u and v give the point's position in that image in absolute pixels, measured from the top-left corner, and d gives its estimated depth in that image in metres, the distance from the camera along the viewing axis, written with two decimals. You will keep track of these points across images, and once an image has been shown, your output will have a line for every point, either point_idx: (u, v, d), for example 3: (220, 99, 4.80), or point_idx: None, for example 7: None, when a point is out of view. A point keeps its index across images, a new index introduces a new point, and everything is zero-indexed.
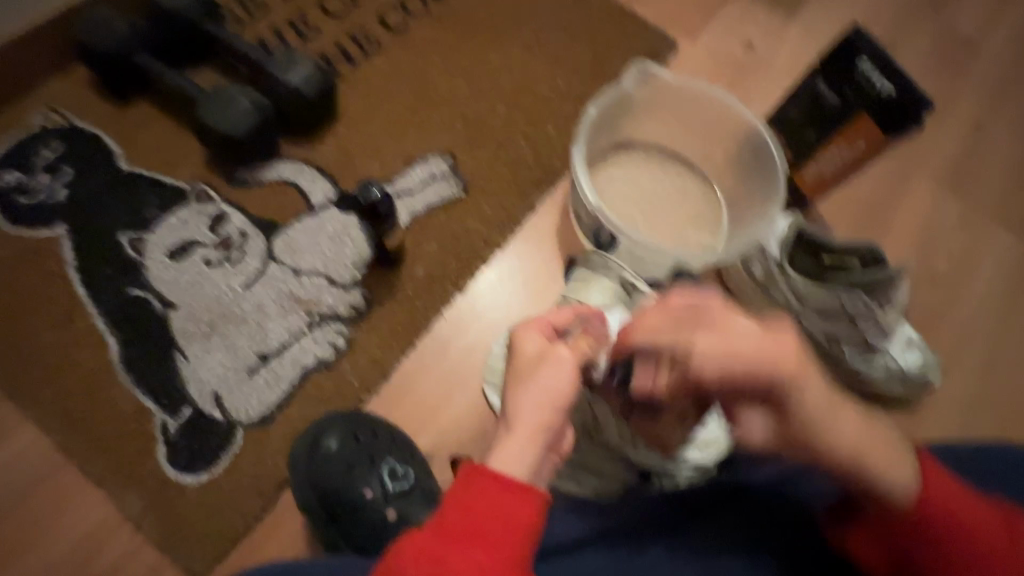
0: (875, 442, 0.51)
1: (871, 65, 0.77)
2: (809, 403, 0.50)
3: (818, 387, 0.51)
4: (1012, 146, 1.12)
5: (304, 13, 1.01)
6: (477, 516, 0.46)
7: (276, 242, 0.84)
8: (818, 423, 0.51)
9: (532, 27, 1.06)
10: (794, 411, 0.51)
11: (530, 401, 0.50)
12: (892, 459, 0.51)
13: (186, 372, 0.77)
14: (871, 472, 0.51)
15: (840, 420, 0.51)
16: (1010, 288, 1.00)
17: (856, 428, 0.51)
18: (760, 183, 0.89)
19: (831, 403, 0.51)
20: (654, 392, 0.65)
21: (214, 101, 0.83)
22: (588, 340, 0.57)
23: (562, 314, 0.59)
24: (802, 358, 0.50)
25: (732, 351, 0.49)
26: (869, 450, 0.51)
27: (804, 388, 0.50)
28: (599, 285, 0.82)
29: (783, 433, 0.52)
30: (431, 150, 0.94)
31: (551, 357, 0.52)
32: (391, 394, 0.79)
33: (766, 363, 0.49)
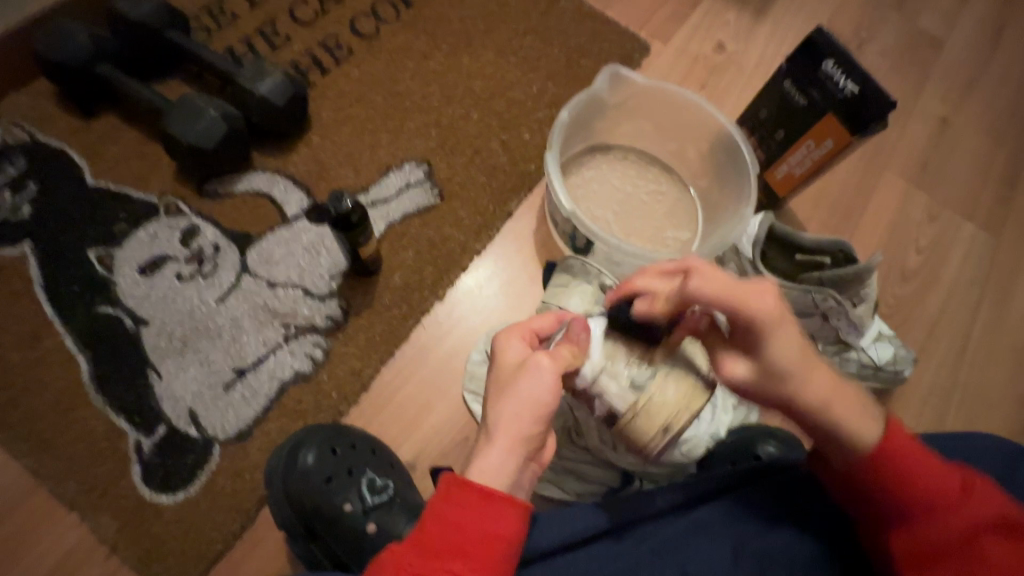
0: (851, 397, 0.53)
1: (834, 66, 0.78)
2: (786, 351, 0.51)
3: (794, 339, 0.52)
4: (976, 140, 1.15)
5: (274, 23, 1.00)
6: (455, 529, 0.46)
7: (250, 254, 0.83)
8: (793, 364, 0.51)
9: (505, 32, 1.06)
10: (770, 354, 0.51)
11: (509, 409, 0.50)
12: (862, 414, 0.53)
13: (160, 390, 0.75)
14: (841, 422, 0.52)
15: (815, 372, 0.52)
16: (977, 279, 1.03)
17: (832, 383, 0.53)
18: (733, 183, 0.90)
19: (803, 355, 0.52)
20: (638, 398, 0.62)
21: (181, 112, 0.81)
22: (573, 349, 0.58)
23: (547, 320, 0.59)
24: (783, 310, 0.52)
25: (732, 287, 0.51)
26: (841, 402, 0.52)
27: (777, 333, 0.51)
28: (579, 291, 0.81)
29: (760, 377, 0.52)
30: (406, 157, 0.93)
31: (533, 366, 0.51)
32: (371, 404, 0.78)
33: (749, 300, 0.50)
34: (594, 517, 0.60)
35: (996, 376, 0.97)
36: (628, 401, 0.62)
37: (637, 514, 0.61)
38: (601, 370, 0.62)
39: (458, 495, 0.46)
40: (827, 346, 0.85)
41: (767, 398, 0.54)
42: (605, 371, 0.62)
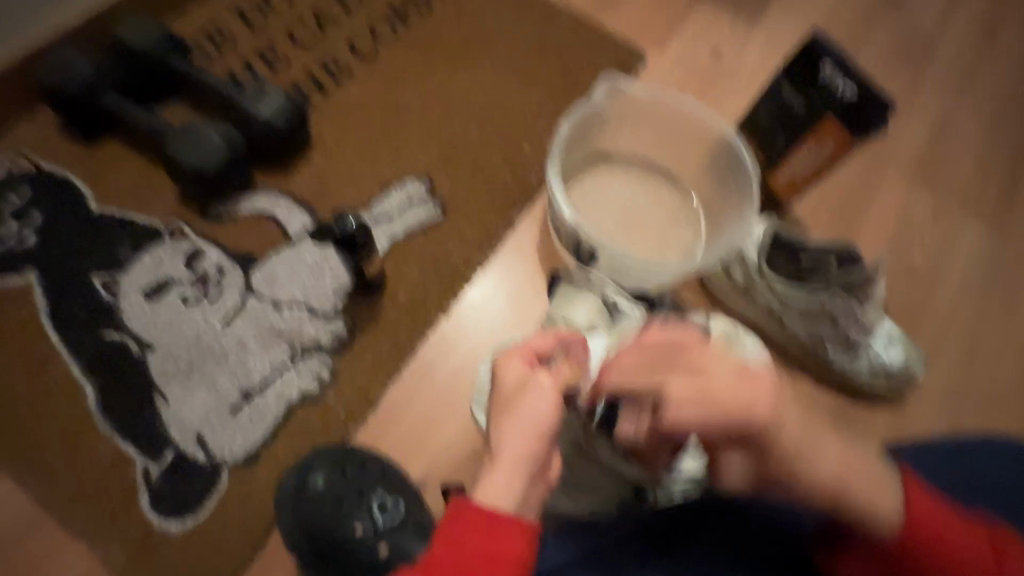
0: (860, 474, 0.51)
1: (834, 70, 0.78)
2: (790, 447, 0.49)
3: (796, 431, 0.49)
4: (977, 137, 1.15)
5: (274, 45, 1.02)
6: (467, 556, 0.44)
7: (254, 275, 0.83)
8: (801, 463, 0.50)
9: (502, 47, 1.07)
10: (772, 466, 0.51)
11: (511, 431, 0.50)
12: (876, 484, 0.51)
13: (167, 415, 0.75)
14: (854, 505, 0.50)
15: (825, 458, 0.50)
16: (985, 276, 1.03)
17: (840, 461, 0.51)
18: (735, 188, 0.90)
19: (809, 438, 0.50)
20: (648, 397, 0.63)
21: (184, 139, 0.82)
22: (573, 367, 0.57)
23: (545, 340, 0.57)
24: (779, 407, 0.49)
25: (718, 383, 0.48)
26: (854, 476, 0.50)
27: (780, 436, 0.49)
28: (584, 303, 0.84)
29: (759, 483, 0.55)
30: (408, 173, 0.94)
31: (533, 385, 0.52)
32: (380, 422, 0.77)
33: (736, 402, 0.48)
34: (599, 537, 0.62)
35: (1010, 375, 0.95)
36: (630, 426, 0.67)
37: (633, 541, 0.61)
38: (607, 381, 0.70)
39: (471, 516, 0.46)
40: (838, 350, 0.83)
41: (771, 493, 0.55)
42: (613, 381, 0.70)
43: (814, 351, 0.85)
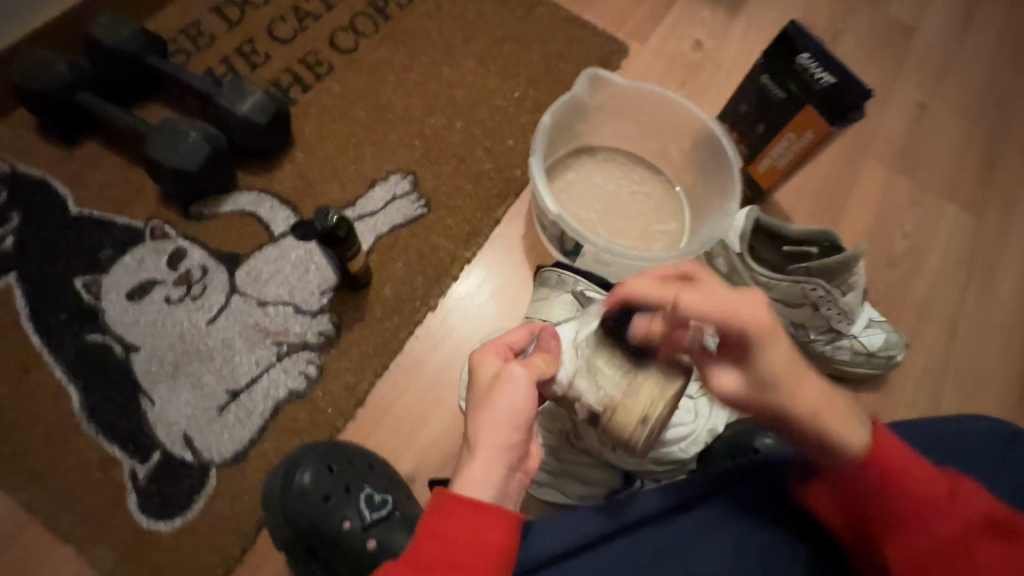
0: (830, 404, 0.54)
1: (810, 59, 0.78)
2: (774, 363, 0.52)
3: (784, 348, 0.53)
4: (954, 124, 1.17)
5: (253, 42, 1.01)
6: (449, 544, 0.45)
7: (238, 273, 0.83)
8: (778, 376, 0.52)
9: (484, 41, 1.07)
10: (763, 367, 0.52)
11: (488, 421, 0.50)
12: (842, 416, 0.53)
13: (154, 415, 0.74)
14: (828, 428, 0.53)
15: (799, 383, 0.53)
16: (963, 260, 1.04)
17: (818, 396, 0.53)
18: (717, 178, 0.91)
19: (791, 363, 0.53)
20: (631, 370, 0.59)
21: (162, 136, 0.81)
22: (546, 358, 0.57)
23: (518, 334, 0.60)
24: (774, 320, 0.52)
25: (723, 302, 0.51)
26: (830, 411, 0.53)
27: (771, 341, 0.52)
28: (560, 301, 0.81)
29: (753, 391, 0.53)
30: (391, 169, 0.94)
31: (506, 375, 0.52)
32: (368, 417, 0.78)
33: (743, 315, 0.51)
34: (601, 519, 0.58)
35: (987, 356, 0.97)
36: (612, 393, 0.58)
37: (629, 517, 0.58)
38: (577, 371, 0.60)
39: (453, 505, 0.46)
40: (820, 336, 0.85)
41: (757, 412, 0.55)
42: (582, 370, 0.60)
43: (797, 338, 0.86)
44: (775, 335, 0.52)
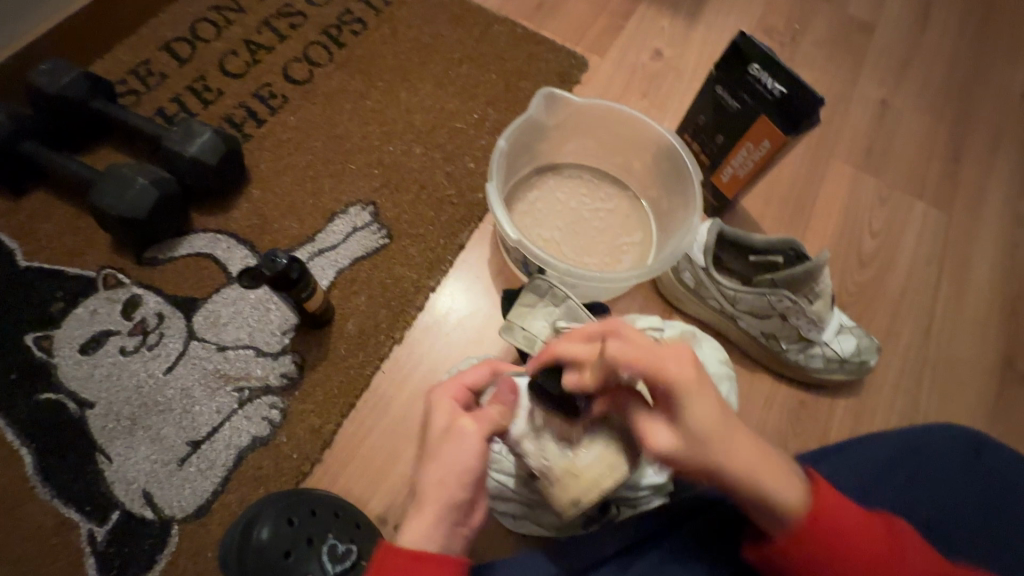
0: (766, 459, 0.50)
1: (760, 70, 0.78)
2: (699, 420, 0.48)
3: (713, 407, 0.48)
4: (917, 118, 1.17)
5: (205, 78, 0.99)
6: None
7: (196, 318, 0.81)
8: (709, 437, 0.48)
9: (441, 64, 1.06)
10: (688, 421, 0.48)
11: (436, 477, 0.49)
12: (783, 478, 0.50)
13: (111, 473, 0.72)
14: (765, 491, 0.49)
15: (732, 445, 0.48)
16: (934, 256, 1.04)
17: (750, 450, 0.50)
18: (679, 191, 0.90)
19: (724, 425, 0.48)
20: (586, 433, 0.59)
21: (109, 183, 0.78)
22: (501, 408, 0.55)
23: (479, 373, 0.57)
24: (699, 373, 0.48)
25: (641, 354, 0.47)
26: (765, 472, 0.49)
27: (692, 399, 0.47)
28: (543, 314, 0.78)
29: (688, 445, 0.48)
30: (351, 201, 0.92)
31: (457, 433, 0.51)
32: (335, 460, 0.76)
33: (666, 367, 0.47)
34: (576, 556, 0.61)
35: (964, 353, 0.97)
36: (557, 464, 0.59)
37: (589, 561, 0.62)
38: (526, 434, 0.62)
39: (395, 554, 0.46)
40: (791, 345, 0.84)
41: (692, 471, 0.50)
42: (530, 436, 0.62)
43: (768, 347, 0.85)
44: (700, 396, 0.48)
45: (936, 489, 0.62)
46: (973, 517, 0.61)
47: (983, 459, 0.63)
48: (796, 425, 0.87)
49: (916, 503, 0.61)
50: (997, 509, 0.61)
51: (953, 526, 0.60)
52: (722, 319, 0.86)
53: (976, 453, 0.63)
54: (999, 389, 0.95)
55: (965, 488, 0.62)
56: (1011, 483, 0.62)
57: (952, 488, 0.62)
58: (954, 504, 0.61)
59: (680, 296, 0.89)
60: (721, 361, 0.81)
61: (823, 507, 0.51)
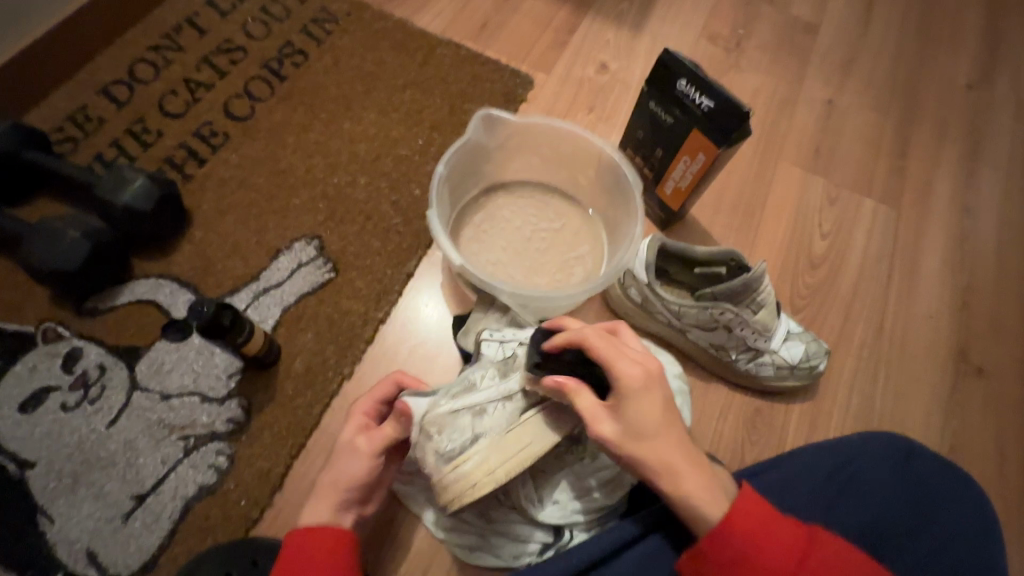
0: (686, 458, 0.58)
1: (687, 85, 0.79)
2: (641, 418, 0.57)
3: (654, 407, 0.58)
4: (862, 115, 1.18)
5: (144, 120, 0.99)
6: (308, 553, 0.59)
7: (139, 367, 0.80)
8: (646, 432, 0.57)
9: (384, 90, 1.06)
10: (632, 417, 0.58)
11: (328, 477, 0.65)
12: (704, 489, 0.57)
13: (52, 535, 0.70)
14: (683, 489, 0.57)
15: (660, 444, 0.57)
16: (884, 253, 1.05)
17: (678, 454, 0.58)
18: (623, 203, 0.90)
19: (661, 423, 0.58)
20: (465, 448, 0.64)
21: (40, 237, 0.77)
22: (394, 427, 0.68)
23: (384, 388, 0.72)
24: (653, 380, 0.59)
25: (614, 349, 0.60)
26: (688, 476, 0.57)
27: (641, 398, 0.58)
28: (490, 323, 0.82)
29: (622, 432, 0.58)
30: (295, 236, 0.91)
31: (349, 450, 0.66)
32: (285, 504, 0.74)
33: (619, 363, 0.59)
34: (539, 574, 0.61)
35: (918, 347, 0.97)
36: (439, 470, 0.64)
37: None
38: (420, 441, 0.66)
39: (306, 535, 0.60)
40: (741, 355, 0.84)
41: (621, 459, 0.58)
42: (423, 442, 0.66)
43: (719, 358, 0.85)
44: (663, 410, 0.58)
45: (868, 501, 0.62)
46: (908, 525, 0.61)
47: (913, 465, 0.64)
48: (753, 433, 0.87)
49: (850, 514, 0.62)
50: (928, 513, 0.62)
51: (886, 532, 0.61)
52: (670, 332, 0.86)
53: (907, 459, 0.64)
54: (955, 383, 0.95)
55: (898, 494, 0.62)
56: (941, 487, 0.63)
57: (884, 494, 0.63)
58: (886, 512, 0.62)
59: (628, 312, 0.89)
60: (676, 375, 0.81)
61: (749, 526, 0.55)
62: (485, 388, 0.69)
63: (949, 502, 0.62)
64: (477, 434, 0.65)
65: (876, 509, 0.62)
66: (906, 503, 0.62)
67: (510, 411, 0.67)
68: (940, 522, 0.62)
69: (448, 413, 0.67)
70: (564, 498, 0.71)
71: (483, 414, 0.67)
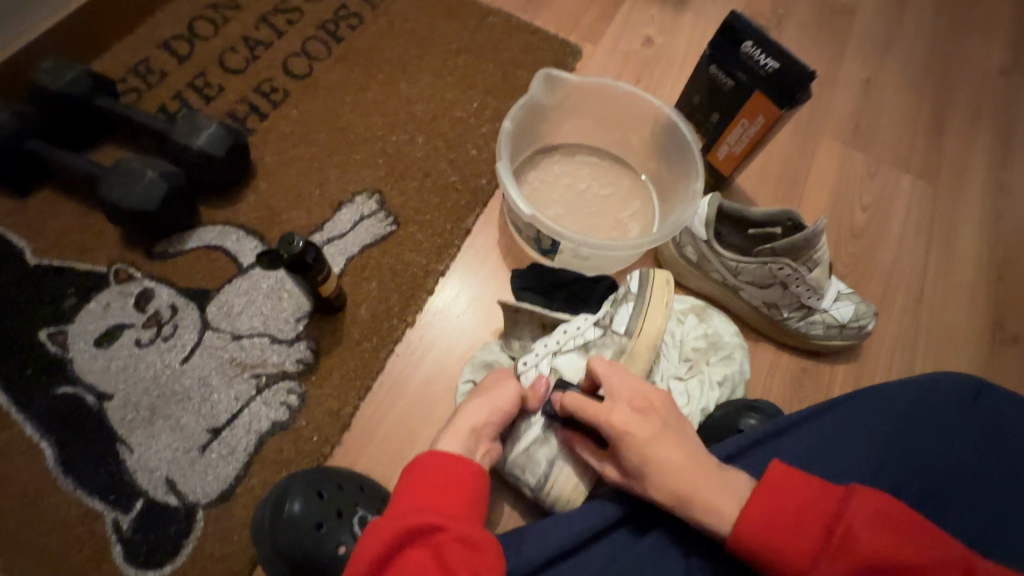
0: (708, 480, 0.55)
1: (753, 46, 0.81)
2: (649, 460, 0.56)
3: (652, 445, 0.57)
4: (900, 95, 1.21)
5: (205, 74, 1.00)
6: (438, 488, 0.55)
7: (210, 308, 0.81)
8: (654, 468, 0.56)
9: (438, 54, 1.08)
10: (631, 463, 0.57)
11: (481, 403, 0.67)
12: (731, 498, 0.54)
13: (132, 463, 0.72)
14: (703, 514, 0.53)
15: (673, 477, 0.55)
16: (922, 226, 1.08)
17: (694, 480, 0.54)
18: (679, 163, 0.92)
19: (667, 456, 0.56)
20: (549, 474, 0.69)
21: (119, 177, 0.79)
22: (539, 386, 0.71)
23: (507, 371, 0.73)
24: (632, 419, 0.58)
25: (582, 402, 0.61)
26: (709, 501, 0.53)
27: (637, 441, 0.57)
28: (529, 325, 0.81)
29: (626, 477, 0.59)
30: (357, 190, 0.93)
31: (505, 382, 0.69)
32: (355, 441, 0.77)
33: (592, 414, 0.60)
34: (590, 516, 0.59)
35: (955, 315, 1.01)
36: (542, 491, 0.70)
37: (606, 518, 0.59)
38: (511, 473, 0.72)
39: (431, 459, 0.56)
40: (792, 313, 0.87)
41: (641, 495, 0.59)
42: (515, 475, 0.72)
43: (770, 316, 0.88)
44: (655, 438, 0.57)
45: (938, 435, 0.63)
46: (981, 458, 0.62)
47: (982, 402, 0.65)
48: (800, 390, 0.90)
49: (920, 448, 0.63)
50: (998, 445, 0.63)
51: (957, 465, 0.62)
52: (723, 292, 0.89)
53: (977, 397, 0.65)
54: (991, 349, 0.99)
55: (966, 431, 0.63)
56: (1011, 421, 0.64)
57: (957, 433, 0.63)
58: (958, 450, 0.63)
59: (682, 271, 0.92)
60: (733, 332, 0.82)
61: (765, 505, 0.52)
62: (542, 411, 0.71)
63: (1021, 437, 0.63)
64: (553, 458, 0.69)
65: (948, 446, 0.63)
66: (977, 438, 0.63)
67: None
68: (1008, 453, 0.62)
69: (521, 451, 0.71)
70: None
71: (551, 436, 0.70)
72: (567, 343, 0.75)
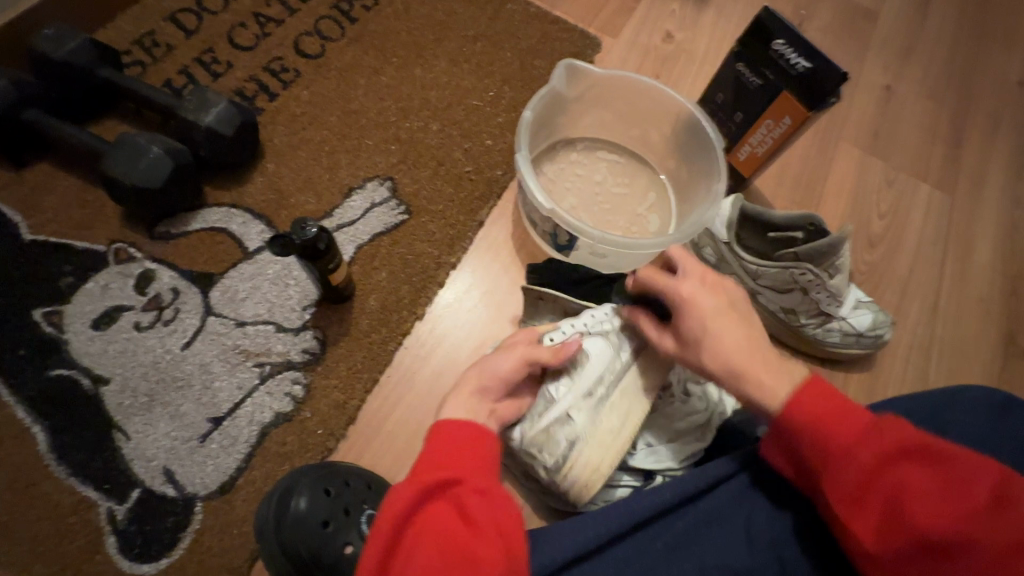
0: (758, 356, 0.55)
1: (784, 44, 0.78)
2: (725, 338, 0.56)
3: (732, 325, 0.57)
4: (919, 103, 1.20)
5: (213, 50, 0.96)
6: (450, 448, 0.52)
7: (213, 293, 0.78)
8: (731, 350, 0.56)
9: (455, 40, 1.05)
10: (695, 334, 0.58)
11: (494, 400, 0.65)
12: (771, 367, 0.54)
13: (130, 451, 0.70)
14: (758, 385, 0.54)
15: (736, 342, 0.56)
16: (938, 236, 1.07)
17: (744, 344, 0.56)
18: (700, 162, 0.90)
19: (751, 345, 0.56)
20: (568, 456, 0.66)
21: (121, 152, 0.75)
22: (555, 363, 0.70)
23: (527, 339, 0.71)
24: (709, 295, 0.58)
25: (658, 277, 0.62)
26: (756, 364, 0.55)
27: (722, 317, 0.57)
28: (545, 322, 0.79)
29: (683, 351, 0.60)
30: (368, 176, 0.90)
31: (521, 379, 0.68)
32: (362, 435, 0.75)
33: (673, 287, 0.60)
34: (607, 521, 0.56)
35: (970, 327, 1.00)
36: (558, 471, 0.66)
37: (622, 526, 0.56)
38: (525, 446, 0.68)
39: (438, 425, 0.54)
40: (809, 320, 0.85)
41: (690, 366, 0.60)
42: (529, 449, 0.67)
43: (787, 323, 0.87)
44: (718, 310, 0.58)
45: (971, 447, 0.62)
46: None
47: (1011, 414, 0.64)
48: None
49: None
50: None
51: None
52: None
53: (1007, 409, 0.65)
54: (1004, 363, 0.98)
55: (999, 444, 0.63)
56: None
57: (981, 444, 0.63)
58: None
59: None
60: None
61: (808, 407, 0.51)
62: (565, 395, 0.68)
63: None
64: (574, 438, 0.66)
65: None
66: (1010, 452, 0.62)
67: (594, 408, 0.67)
68: None
69: (540, 430, 0.67)
70: (657, 443, 0.71)
71: (570, 419, 0.67)
72: (594, 327, 0.72)
